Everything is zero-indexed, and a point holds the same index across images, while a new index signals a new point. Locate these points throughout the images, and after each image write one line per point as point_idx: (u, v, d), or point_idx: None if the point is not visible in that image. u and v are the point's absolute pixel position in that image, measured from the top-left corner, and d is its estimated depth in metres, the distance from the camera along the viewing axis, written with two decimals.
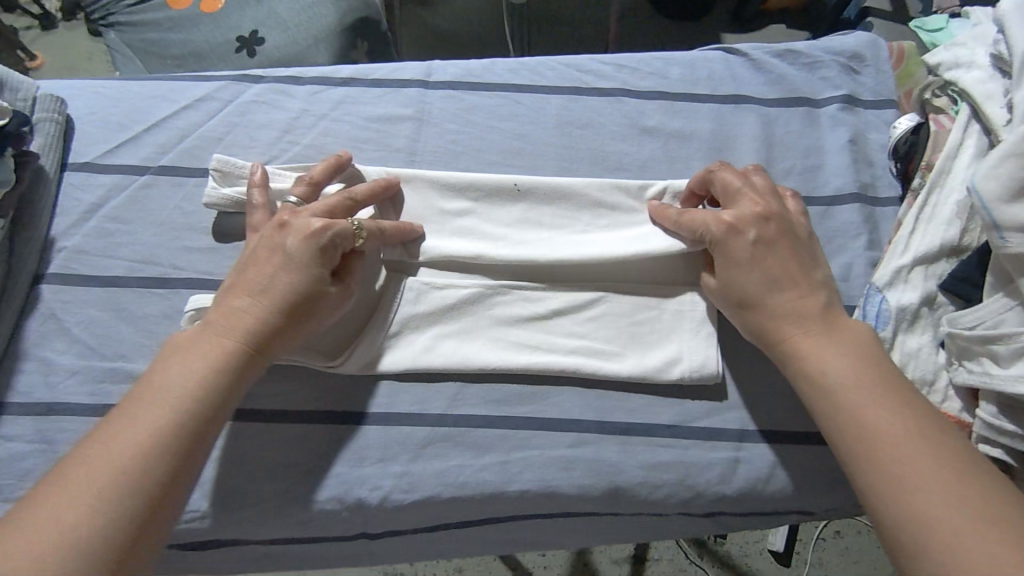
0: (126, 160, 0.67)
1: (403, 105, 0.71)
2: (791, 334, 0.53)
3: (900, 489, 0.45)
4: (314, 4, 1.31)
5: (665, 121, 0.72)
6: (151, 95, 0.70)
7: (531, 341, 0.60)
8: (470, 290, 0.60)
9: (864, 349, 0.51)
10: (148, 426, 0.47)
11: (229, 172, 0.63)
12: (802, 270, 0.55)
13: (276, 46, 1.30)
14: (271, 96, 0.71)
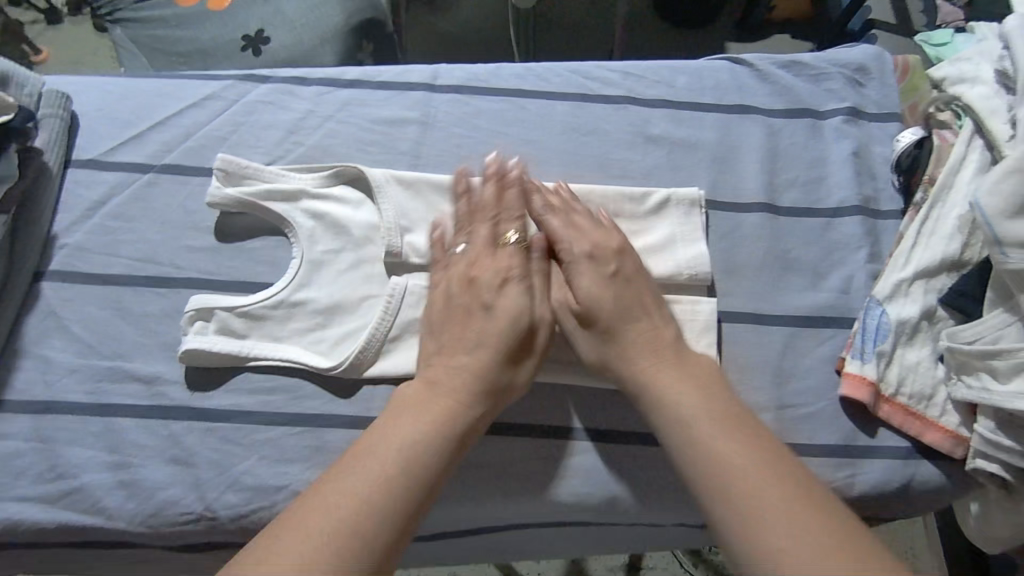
0: (130, 158, 0.67)
1: (408, 108, 0.71)
2: (643, 366, 0.55)
3: (752, 521, 0.46)
4: (321, 5, 1.31)
5: (670, 129, 0.72)
6: (156, 93, 0.70)
7: None
8: None
9: (706, 380, 0.54)
10: (396, 457, 0.49)
11: (233, 173, 0.64)
12: (653, 304, 0.58)
13: (282, 46, 1.30)
14: (277, 97, 0.71)
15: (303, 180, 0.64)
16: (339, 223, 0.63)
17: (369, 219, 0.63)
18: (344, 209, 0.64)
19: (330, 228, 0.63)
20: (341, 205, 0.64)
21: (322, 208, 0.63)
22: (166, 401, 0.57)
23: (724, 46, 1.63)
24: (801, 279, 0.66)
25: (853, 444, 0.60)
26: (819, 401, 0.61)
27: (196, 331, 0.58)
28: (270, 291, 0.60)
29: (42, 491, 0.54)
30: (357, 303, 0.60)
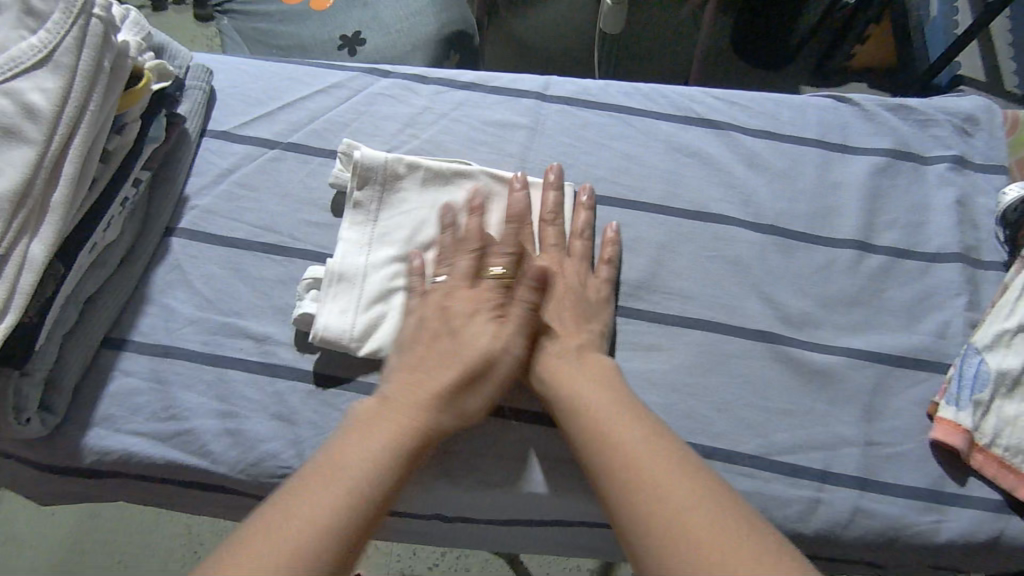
0: (260, 134, 0.71)
1: (518, 114, 0.74)
2: (568, 359, 0.58)
3: (671, 511, 0.46)
4: (416, 13, 1.38)
5: (771, 158, 0.73)
6: (288, 77, 0.75)
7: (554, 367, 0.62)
8: None
9: (611, 380, 0.57)
10: (332, 488, 0.46)
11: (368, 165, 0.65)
12: (573, 312, 0.61)
13: (376, 48, 1.37)
14: (397, 91, 0.75)
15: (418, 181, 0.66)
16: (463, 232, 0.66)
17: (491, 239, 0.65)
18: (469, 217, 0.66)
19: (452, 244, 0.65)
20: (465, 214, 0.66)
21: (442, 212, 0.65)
22: (273, 361, 0.61)
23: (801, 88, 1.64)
24: (896, 318, 0.66)
25: (942, 489, 0.59)
26: (908, 442, 0.60)
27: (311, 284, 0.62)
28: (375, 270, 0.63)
29: (154, 430, 0.57)
30: None
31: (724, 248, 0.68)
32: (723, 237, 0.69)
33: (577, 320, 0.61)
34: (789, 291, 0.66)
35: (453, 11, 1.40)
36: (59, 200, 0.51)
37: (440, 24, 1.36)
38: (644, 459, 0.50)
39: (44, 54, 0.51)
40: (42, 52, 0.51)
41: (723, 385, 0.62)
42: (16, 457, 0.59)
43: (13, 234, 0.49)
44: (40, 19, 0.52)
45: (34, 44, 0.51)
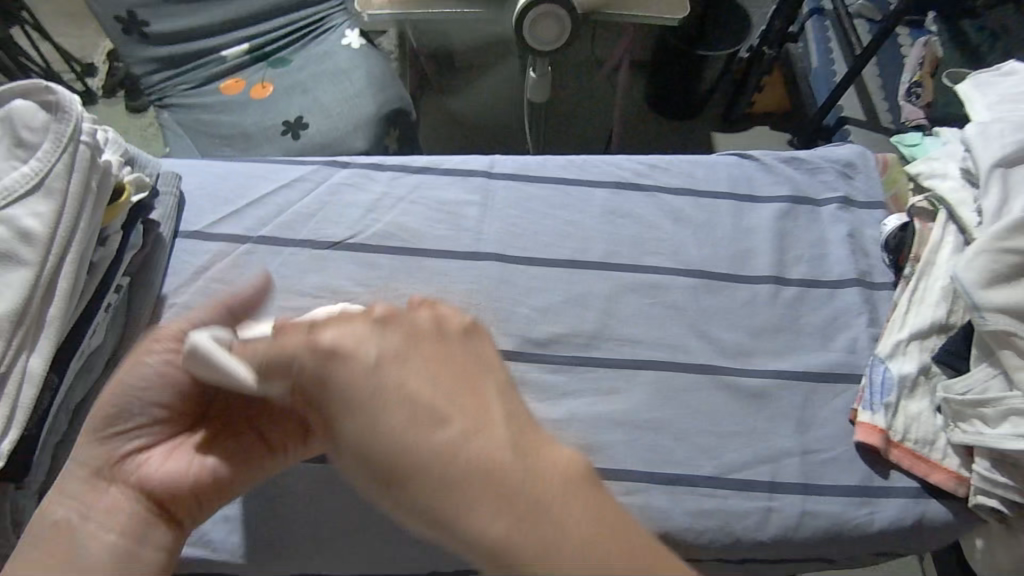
0: (231, 230, 0.77)
1: (470, 192, 0.83)
2: (453, 510, 0.37)
3: None
4: (354, 97, 1.48)
5: (692, 212, 0.84)
6: (254, 176, 0.81)
7: None
8: None
9: (518, 502, 0.37)
10: (70, 532, 0.51)
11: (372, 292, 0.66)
12: (441, 428, 0.39)
13: (318, 131, 1.44)
14: (357, 180, 0.82)
15: None
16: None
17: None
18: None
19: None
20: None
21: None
22: None
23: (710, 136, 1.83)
24: (813, 340, 0.76)
25: (870, 484, 0.68)
26: (837, 446, 0.69)
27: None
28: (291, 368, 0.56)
29: None
30: None
31: (662, 295, 0.78)
32: (659, 284, 0.78)
33: (451, 444, 0.38)
34: (721, 326, 0.76)
35: (388, 92, 1.50)
36: (54, 315, 0.55)
37: (377, 105, 1.46)
38: None
39: (34, 181, 0.56)
40: (31, 180, 0.56)
41: (676, 416, 0.70)
42: None
43: (14, 352, 0.52)
44: (31, 150, 0.57)
45: (25, 174, 0.56)
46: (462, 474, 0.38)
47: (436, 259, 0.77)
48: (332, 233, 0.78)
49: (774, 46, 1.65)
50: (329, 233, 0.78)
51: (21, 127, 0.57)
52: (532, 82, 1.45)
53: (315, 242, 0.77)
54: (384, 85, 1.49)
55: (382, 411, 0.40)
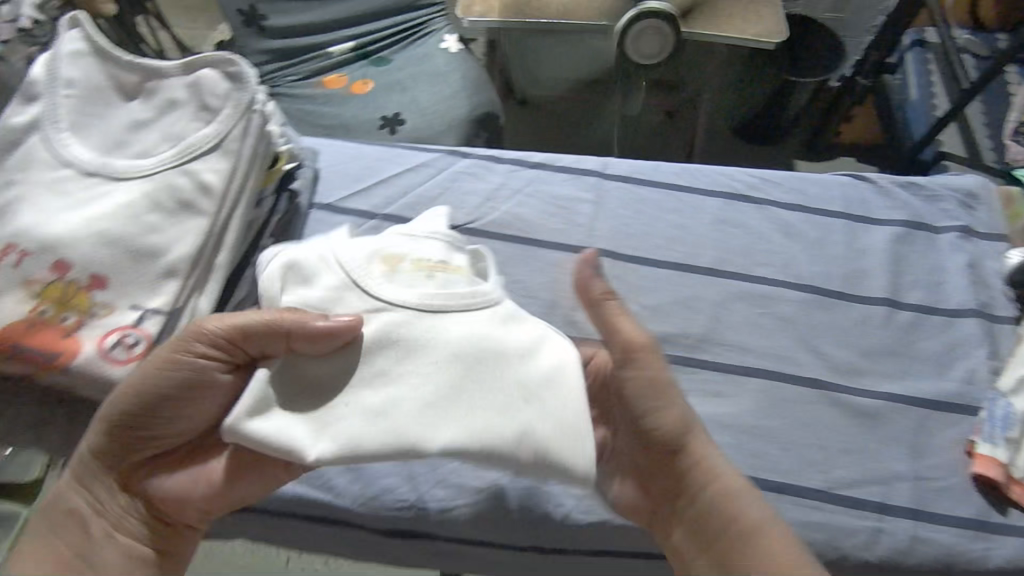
0: (359, 206, 0.81)
1: (583, 190, 0.85)
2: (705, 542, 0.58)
3: None
4: (451, 97, 1.54)
5: (804, 228, 0.84)
6: (381, 158, 0.86)
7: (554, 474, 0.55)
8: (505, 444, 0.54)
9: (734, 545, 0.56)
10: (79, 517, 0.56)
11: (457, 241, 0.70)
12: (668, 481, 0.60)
13: (415, 128, 1.50)
14: (476, 169, 0.86)
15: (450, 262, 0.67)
16: (505, 403, 0.56)
17: (507, 435, 0.54)
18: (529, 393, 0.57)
19: (464, 397, 0.56)
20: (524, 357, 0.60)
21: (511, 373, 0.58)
22: None
23: (792, 161, 1.85)
24: (928, 367, 0.74)
25: (987, 519, 0.65)
26: (952, 476, 0.67)
27: (305, 261, 0.63)
28: (364, 402, 0.55)
29: None
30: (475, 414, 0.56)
31: (771, 306, 0.77)
32: (768, 295, 0.78)
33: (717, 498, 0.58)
34: (832, 343, 0.75)
35: (482, 96, 1.56)
36: (223, 262, 0.62)
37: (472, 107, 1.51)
38: None
39: (214, 143, 0.61)
40: (212, 142, 0.61)
41: (783, 427, 0.69)
42: None
43: (191, 293, 0.59)
44: (214, 115, 0.62)
45: (207, 136, 0.62)
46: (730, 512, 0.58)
47: (549, 251, 0.80)
48: (452, 218, 0.81)
49: (869, 75, 1.64)
50: (449, 218, 0.81)
51: (207, 93, 0.63)
52: (625, 95, 1.46)
53: None
54: (478, 89, 1.56)
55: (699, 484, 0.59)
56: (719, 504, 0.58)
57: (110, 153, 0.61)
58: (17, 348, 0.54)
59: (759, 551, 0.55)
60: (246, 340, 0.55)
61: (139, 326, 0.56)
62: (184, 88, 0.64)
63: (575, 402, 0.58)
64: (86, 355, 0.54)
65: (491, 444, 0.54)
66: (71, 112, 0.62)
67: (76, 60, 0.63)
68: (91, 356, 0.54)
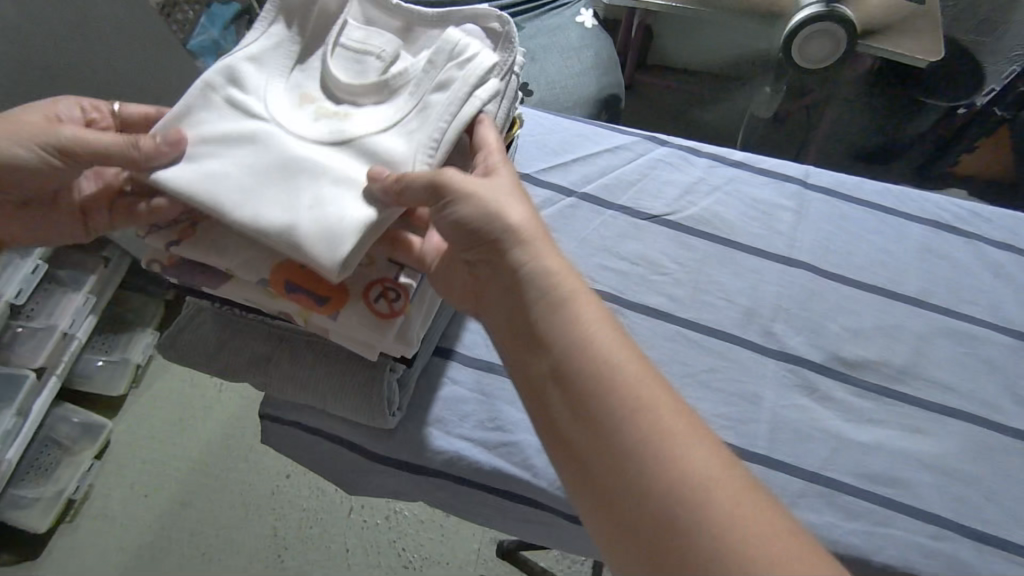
0: (559, 181, 0.80)
1: (784, 197, 0.82)
2: (609, 403, 0.46)
3: (688, 547, 0.42)
4: (581, 73, 1.48)
5: (1017, 270, 0.79)
6: (579, 134, 0.84)
7: (263, 205, 0.52)
8: (279, 202, 0.52)
9: (646, 428, 0.45)
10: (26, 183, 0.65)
11: (453, 57, 0.57)
12: (585, 367, 0.48)
13: (540, 101, 1.46)
14: (675, 160, 0.83)
15: (442, 80, 0.56)
16: (256, 185, 0.52)
17: (275, 225, 0.51)
18: (316, 204, 0.51)
19: (287, 185, 0.53)
20: (337, 186, 0.53)
21: (311, 191, 0.52)
22: None
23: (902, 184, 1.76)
24: None
25: None
26: None
27: (248, 74, 0.57)
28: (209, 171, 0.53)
29: (485, 439, 0.62)
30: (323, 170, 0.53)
31: (977, 346, 0.74)
32: (976, 336, 0.75)
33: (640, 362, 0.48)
34: None
35: (610, 77, 1.52)
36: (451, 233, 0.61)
37: (600, 87, 1.47)
38: (669, 484, 0.43)
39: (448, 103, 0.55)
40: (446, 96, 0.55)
41: (989, 475, 0.66)
42: (352, 447, 0.64)
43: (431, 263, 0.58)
44: (458, 64, 0.57)
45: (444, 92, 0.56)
46: (628, 393, 0.46)
47: (748, 254, 0.78)
48: (650, 206, 0.79)
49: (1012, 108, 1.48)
50: (647, 206, 0.79)
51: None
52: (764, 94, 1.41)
53: (633, 211, 0.79)
54: (607, 68, 1.52)
55: (620, 390, 0.47)
56: (636, 403, 0.46)
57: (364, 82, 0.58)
58: (291, 286, 0.54)
59: (665, 473, 0.44)
60: (76, 152, 0.59)
61: (399, 282, 0.56)
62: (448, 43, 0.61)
63: (295, 226, 0.51)
64: (352, 307, 0.54)
65: (279, 237, 0.51)
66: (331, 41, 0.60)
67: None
68: (357, 305, 0.54)
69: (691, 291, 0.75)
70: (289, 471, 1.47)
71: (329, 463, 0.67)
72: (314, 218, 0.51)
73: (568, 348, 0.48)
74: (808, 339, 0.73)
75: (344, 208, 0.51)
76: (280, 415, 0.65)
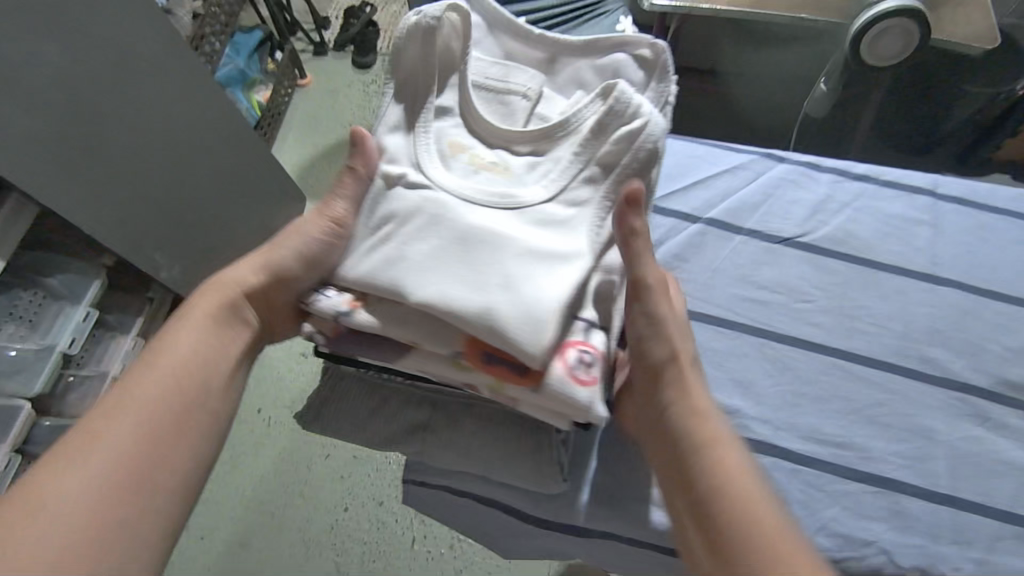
0: (681, 208, 0.77)
1: (917, 210, 0.78)
2: (714, 495, 0.47)
3: None
4: None
5: None
6: (694, 157, 0.81)
7: (431, 268, 0.47)
8: (454, 275, 0.47)
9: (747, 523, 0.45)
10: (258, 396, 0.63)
11: (620, 113, 0.56)
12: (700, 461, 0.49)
13: None
14: (797, 177, 0.80)
15: (608, 145, 0.55)
16: (436, 257, 0.48)
17: (462, 304, 0.46)
18: (500, 279, 0.47)
19: (469, 262, 0.48)
20: (526, 261, 0.48)
21: (495, 266, 0.47)
22: (748, 434, 0.63)
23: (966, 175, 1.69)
24: None
25: None
26: None
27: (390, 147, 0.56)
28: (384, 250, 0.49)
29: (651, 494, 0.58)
30: (489, 240, 0.49)
31: None
32: None
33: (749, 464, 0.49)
34: None
35: None
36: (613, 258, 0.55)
37: None
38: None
39: (614, 171, 0.55)
40: (613, 166, 0.55)
41: None
42: (509, 511, 0.59)
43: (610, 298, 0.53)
44: (625, 121, 0.56)
45: (610, 157, 0.55)
46: (738, 491, 0.47)
47: (891, 274, 0.73)
48: (780, 228, 0.76)
49: None
50: (777, 228, 0.76)
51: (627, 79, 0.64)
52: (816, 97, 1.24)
53: (764, 235, 0.75)
54: None
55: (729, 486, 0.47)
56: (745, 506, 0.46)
57: (513, 125, 0.62)
58: (486, 354, 0.47)
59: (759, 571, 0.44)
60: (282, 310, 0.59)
61: (589, 341, 0.49)
62: (594, 70, 0.66)
63: (475, 300, 0.46)
64: (556, 377, 0.47)
65: (473, 323, 0.45)
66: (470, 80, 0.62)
67: (442, 9, 0.58)
68: (561, 376, 0.47)
69: (838, 318, 0.70)
70: (348, 501, 1.26)
71: (478, 534, 0.62)
72: (495, 300, 0.46)
73: (698, 438, 0.50)
74: (971, 363, 0.68)
75: (537, 289, 0.47)
76: (430, 481, 0.59)
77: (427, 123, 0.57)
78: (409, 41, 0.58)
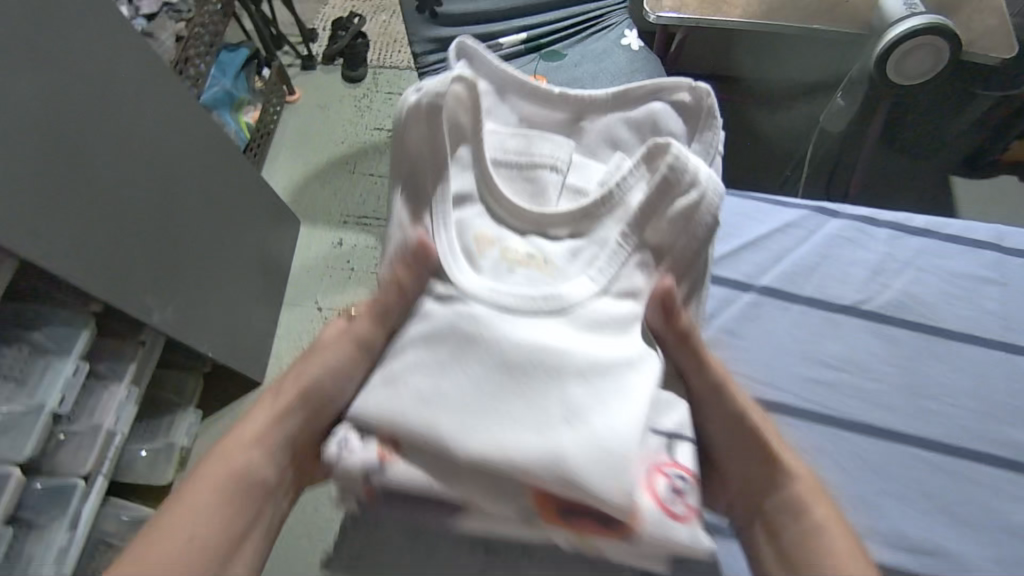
0: (733, 273, 0.71)
1: (985, 268, 0.71)
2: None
3: None
4: None
5: None
6: (742, 213, 0.75)
7: (492, 408, 0.43)
8: (517, 412, 0.43)
9: None
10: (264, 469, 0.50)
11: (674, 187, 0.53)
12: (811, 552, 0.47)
13: None
14: (853, 234, 0.73)
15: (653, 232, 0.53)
16: (489, 389, 0.44)
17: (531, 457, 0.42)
18: (569, 416, 0.43)
19: (528, 398, 0.44)
20: (587, 387, 0.44)
21: (556, 396, 0.44)
22: None
23: None
24: None
25: None
26: None
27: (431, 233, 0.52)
28: (421, 385, 0.45)
29: None
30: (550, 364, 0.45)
31: None
32: None
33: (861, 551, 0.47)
34: None
35: None
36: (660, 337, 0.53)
37: None
38: None
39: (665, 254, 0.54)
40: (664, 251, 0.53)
41: None
42: None
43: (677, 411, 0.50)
44: (677, 194, 0.53)
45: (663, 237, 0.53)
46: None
47: (963, 344, 0.67)
48: (839, 295, 0.69)
49: None
50: (836, 295, 0.69)
51: (668, 131, 0.64)
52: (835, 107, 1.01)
53: (823, 302, 0.69)
54: None
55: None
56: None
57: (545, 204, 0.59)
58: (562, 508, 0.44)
59: None
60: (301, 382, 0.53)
61: (677, 462, 0.46)
62: (627, 127, 0.66)
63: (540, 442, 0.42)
64: (654, 518, 0.43)
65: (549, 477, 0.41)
66: (494, 158, 0.60)
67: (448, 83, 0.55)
68: (655, 516, 0.44)
69: (911, 398, 0.64)
70: None
71: None
72: (568, 447, 0.42)
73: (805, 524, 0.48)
74: None
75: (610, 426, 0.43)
76: None
77: (446, 214, 0.53)
78: (411, 124, 0.56)
